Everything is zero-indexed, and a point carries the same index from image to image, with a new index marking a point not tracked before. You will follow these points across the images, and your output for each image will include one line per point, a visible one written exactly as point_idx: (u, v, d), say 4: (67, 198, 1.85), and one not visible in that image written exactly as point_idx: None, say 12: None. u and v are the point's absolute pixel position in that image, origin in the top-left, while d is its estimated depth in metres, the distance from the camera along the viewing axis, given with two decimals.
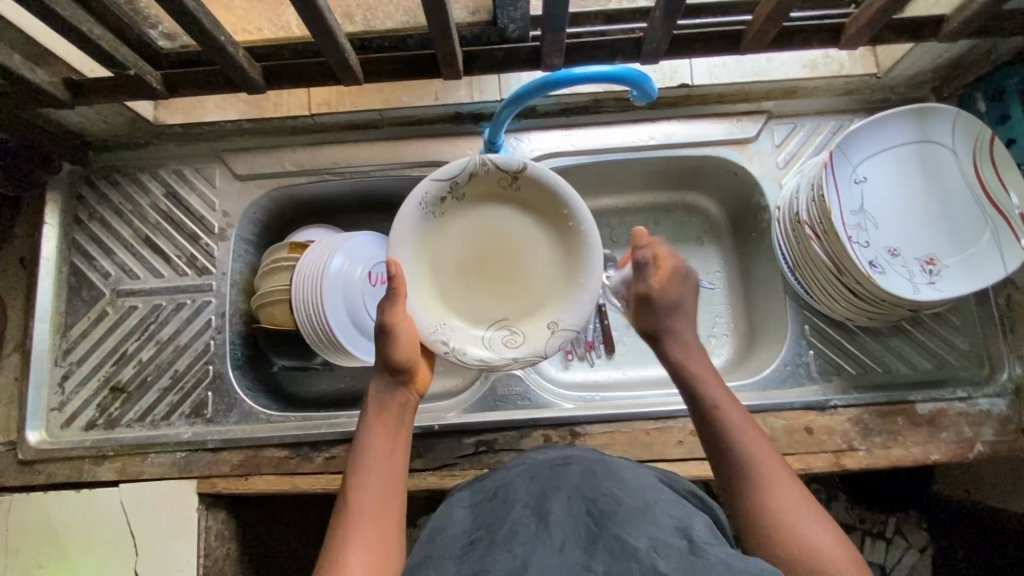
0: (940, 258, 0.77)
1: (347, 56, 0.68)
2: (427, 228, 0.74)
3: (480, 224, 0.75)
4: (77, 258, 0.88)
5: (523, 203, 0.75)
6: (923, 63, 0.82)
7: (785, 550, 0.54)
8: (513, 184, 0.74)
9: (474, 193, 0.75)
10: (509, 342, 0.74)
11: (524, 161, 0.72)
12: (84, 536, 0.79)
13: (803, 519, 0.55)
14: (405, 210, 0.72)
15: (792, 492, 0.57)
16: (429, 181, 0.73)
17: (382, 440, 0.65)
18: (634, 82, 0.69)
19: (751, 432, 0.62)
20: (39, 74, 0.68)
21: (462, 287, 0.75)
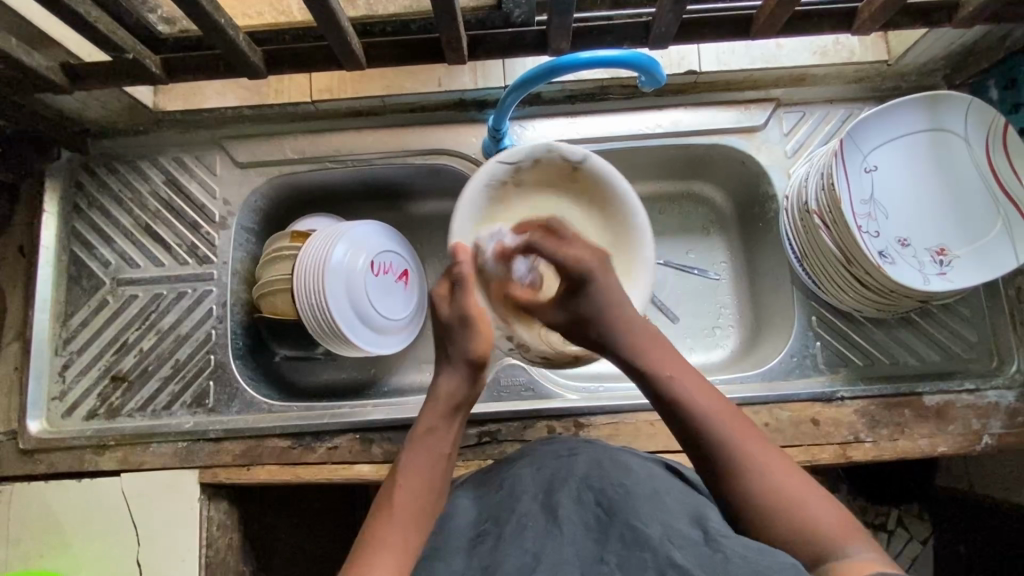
0: (950, 249, 0.76)
1: (349, 40, 0.66)
2: (487, 214, 0.76)
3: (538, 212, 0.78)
4: (77, 246, 0.88)
5: (582, 194, 0.78)
6: (935, 49, 0.81)
7: (784, 522, 0.53)
8: (573, 174, 0.77)
9: (532, 178, 0.78)
10: (569, 336, 0.76)
11: (587, 153, 0.75)
12: (86, 525, 0.78)
13: (793, 492, 0.55)
14: (468, 191, 0.74)
15: (773, 464, 0.57)
16: (495, 163, 0.74)
17: (440, 444, 0.64)
18: (642, 66, 0.68)
19: (710, 402, 0.61)
20: (36, 58, 0.67)
21: (520, 279, 0.77)
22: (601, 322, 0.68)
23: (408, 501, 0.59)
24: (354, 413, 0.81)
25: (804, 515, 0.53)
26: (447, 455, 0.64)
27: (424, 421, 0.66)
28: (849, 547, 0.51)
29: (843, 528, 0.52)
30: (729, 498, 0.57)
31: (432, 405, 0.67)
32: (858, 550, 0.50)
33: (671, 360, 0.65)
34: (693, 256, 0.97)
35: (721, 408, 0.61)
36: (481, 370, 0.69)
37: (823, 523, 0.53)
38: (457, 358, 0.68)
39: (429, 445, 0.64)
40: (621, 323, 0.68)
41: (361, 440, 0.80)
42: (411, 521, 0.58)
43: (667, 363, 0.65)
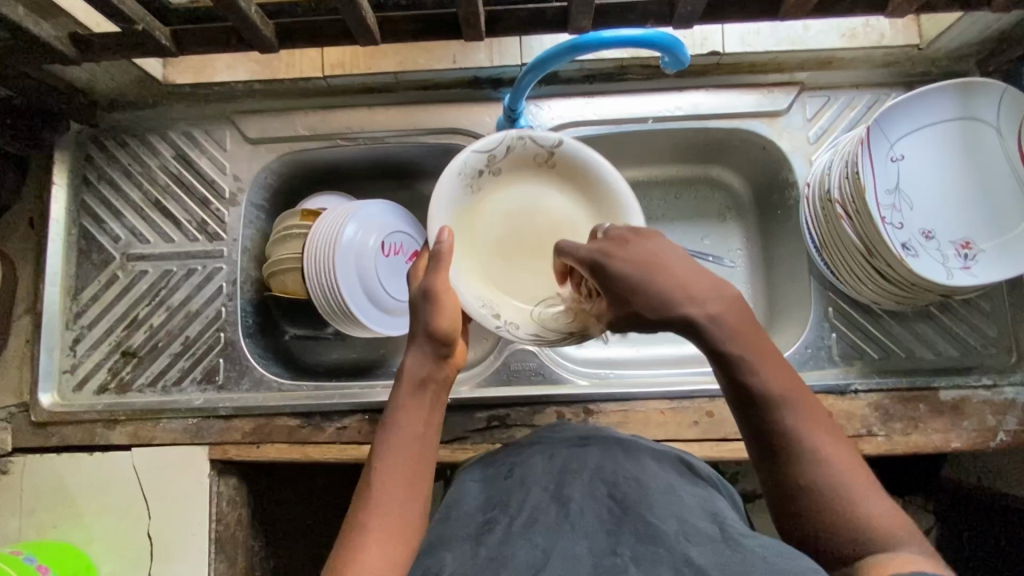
0: (976, 243, 0.74)
1: (363, 14, 0.64)
2: (463, 202, 0.72)
3: (512, 201, 0.74)
4: (87, 220, 0.87)
5: (557, 180, 0.74)
6: (970, 33, 0.78)
7: (834, 509, 0.51)
8: (549, 159, 0.73)
9: (510, 166, 0.74)
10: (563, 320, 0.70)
11: (561, 137, 0.72)
12: (99, 499, 0.79)
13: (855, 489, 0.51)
14: (444, 181, 0.70)
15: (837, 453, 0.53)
16: (467, 153, 0.71)
17: (412, 425, 0.61)
18: (666, 47, 0.66)
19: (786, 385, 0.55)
20: (44, 28, 0.65)
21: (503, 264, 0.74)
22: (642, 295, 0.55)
23: (380, 490, 0.58)
24: (362, 394, 0.81)
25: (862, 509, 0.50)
26: (422, 432, 0.62)
27: (394, 402, 0.63)
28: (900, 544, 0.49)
29: (899, 524, 0.50)
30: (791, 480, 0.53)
31: (399, 386, 0.64)
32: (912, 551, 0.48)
33: (759, 343, 0.56)
34: (709, 242, 0.96)
35: (797, 393, 0.55)
36: (449, 345, 0.64)
37: (882, 521, 0.50)
38: (421, 334, 0.64)
39: (399, 427, 0.61)
40: (684, 298, 0.55)
41: (369, 421, 0.80)
42: (390, 512, 0.56)
43: (750, 342, 0.55)
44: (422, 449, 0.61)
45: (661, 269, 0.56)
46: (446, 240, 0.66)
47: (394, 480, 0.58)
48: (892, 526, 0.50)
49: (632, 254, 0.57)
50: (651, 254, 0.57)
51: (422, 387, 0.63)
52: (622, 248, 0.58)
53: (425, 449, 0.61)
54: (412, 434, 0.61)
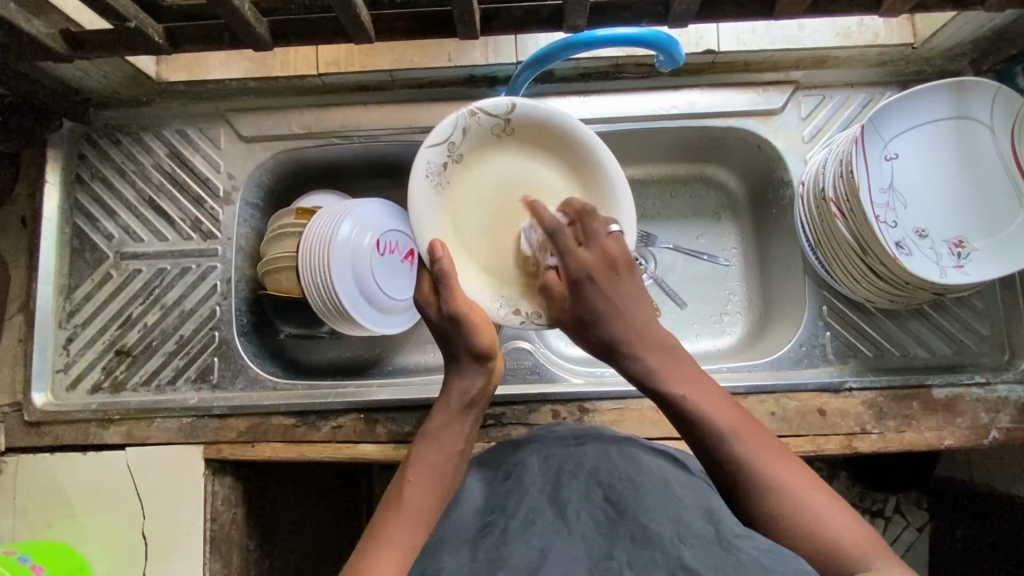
0: (969, 241, 0.74)
1: (357, 12, 0.64)
2: (436, 204, 0.68)
3: (485, 181, 0.70)
4: (80, 219, 0.87)
5: (522, 143, 0.70)
6: (964, 32, 0.78)
7: (795, 525, 0.53)
8: (508, 126, 0.69)
9: (470, 149, 0.69)
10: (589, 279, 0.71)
11: (512, 100, 0.68)
12: (93, 498, 0.79)
13: (814, 508, 0.53)
14: (414, 190, 0.67)
15: (787, 468, 0.56)
16: (425, 152, 0.67)
17: (453, 439, 0.64)
18: (661, 45, 0.68)
19: (725, 411, 0.60)
20: (35, 25, 0.65)
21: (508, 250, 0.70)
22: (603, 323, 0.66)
23: (416, 493, 0.59)
24: (358, 393, 0.81)
25: (827, 525, 0.52)
26: (461, 450, 0.64)
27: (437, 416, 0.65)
28: (877, 563, 0.49)
29: (868, 545, 0.51)
30: (754, 509, 0.55)
31: (446, 401, 0.66)
32: (882, 564, 0.49)
33: (694, 378, 0.63)
34: (704, 241, 0.96)
35: (743, 426, 0.59)
36: (491, 360, 0.66)
37: (848, 542, 0.51)
38: (464, 354, 0.66)
39: (442, 439, 0.63)
40: (630, 341, 0.65)
41: (364, 420, 0.80)
42: (419, 514, 0.57)
43: (687, 385, 0.63)
44: (458, 463, 0.63)
45: (612, 298, 0.66)
46: (442, 254, 0.65)
47: (430, 489, 0.59)
48: (857, 539, 0.51)
49: (608, 284, 0.66)
50: (625, 295, 0.66)
51: (467, 407, 0.66)
52: (614, 281, 0.66)
53: (460, 464, 0.63)
54: (452, 451, 0.63)
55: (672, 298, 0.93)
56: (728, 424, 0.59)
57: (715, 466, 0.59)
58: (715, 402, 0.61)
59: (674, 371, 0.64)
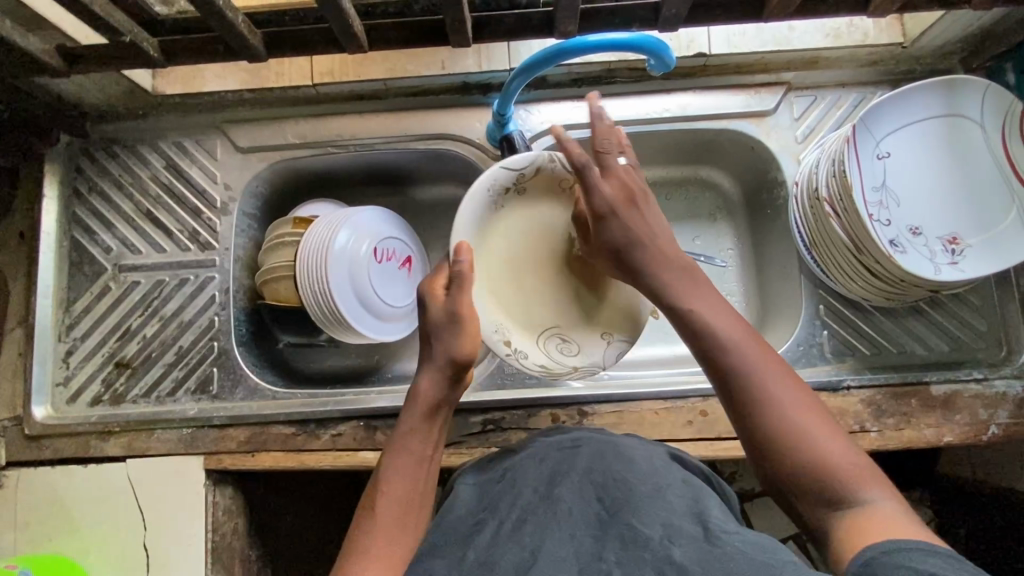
0: (963, 238, 0.75)
1: (350, 22, 0.64)
2: (485, 221, 0.73)
3: (525, 226, 0.75)
4: (78, 232, 0.87)
5: (569, 207, 0.75)
6: (953, 31, 0.78)
7: (798, 454, 0.52)
8: (570, 187, 0.74)
9: (535, 190, 0.74)
10: (566, 350, 0.73)
11: (553, 156, 0.73)
12: (94, 510, 0.79)
13: (809, 428, 0.53)
14: (472, 195, 0.71)
15: (789, 391, 0.55)
16: (498, 169, 0.72)
17: (420, 449, 0.63)
18: (651, 50, 0.67)
19: (734, 328, 0.58)
20: (31, 41, 0.65)
21: (516, 290, 0.74)
22: (628, 249, 0.64)
23: (390, 510, 0.59)
24: (358, 400, 0.81)
25: (827, 456, 0.52)
26: (429, 456, 0.64)
27: (405, 422, 0.65)
28: (868, 492, 0.50)
29: (859, 471, 0.51)
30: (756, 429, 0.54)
31: (411, 407, 0.65)
32: (875, 496, 0.49)
33: (698, 292, 0.61)
34: (700, 242, 0.96)
35: (749, 341, 0.57)
36: (463, 370, 0.66)
37: (843, 466, 0.51)
38: (438, 360, 0.65)
39: (410, 449, 0.63)
40: (647, 248, 0.64)
41: (364, 427, 0.80)
42: (391, 530, 0.58)
43: (694, 297, 0.61)
44: (425, 472, 0.63)
45: (632, 217, 0.65)
46: (463, 258, 0.66)
47: (405, 505, 0.60)
48: (856, 471, 0.51)
49: (628, 216, 0.65)
50: (641, 220, 0.65)
51: (432, 413, 0.65)
52: (633, 213, 0.65)
53: (428, 474, 0.63)
54: (420, 463, 0.63)
55: None
56: (734, 336, 0.57)
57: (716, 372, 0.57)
58: (720, 315, 0.59)
59: (681, 287, 0.62)
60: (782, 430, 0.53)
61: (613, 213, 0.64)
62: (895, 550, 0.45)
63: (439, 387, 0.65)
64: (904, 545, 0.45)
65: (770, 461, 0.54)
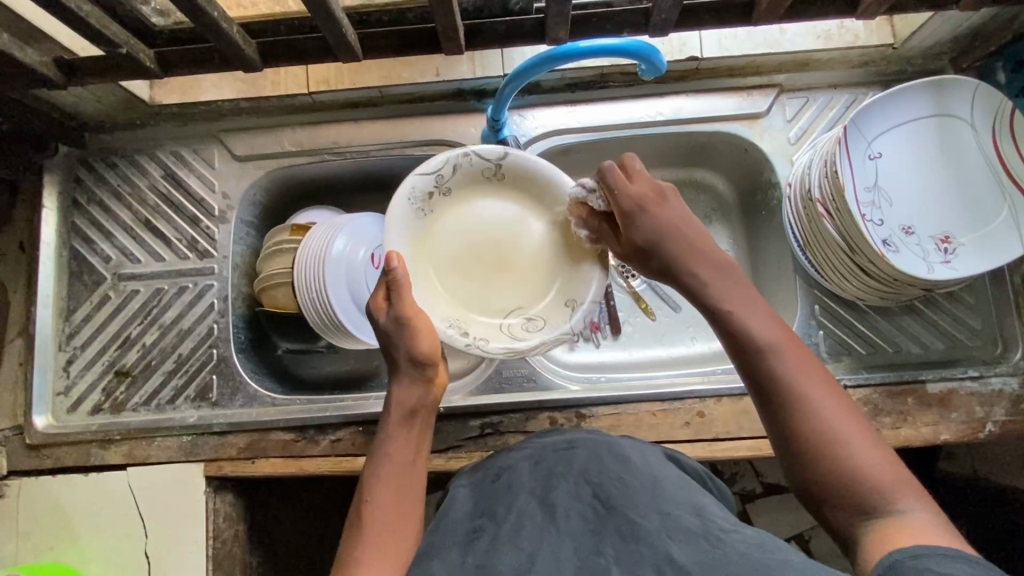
0: (955, 237, 0.75)
1: (344, 31, 0.65)
2: (416, 226, 0.74)
3: (469, 218, 0.75)
4: (77, 242, 0.88)
5: (510, 191, 0.75)
6: (942, 31, 0.79)
7: (833, 461, 0.52)
8: (496, 173, 0.75)
9: (459, 186, 0.75)
10: (530, 326, 0.73)
11: (504, 150, 0.73)
12: (95, 519, 0.79)
13: (844, 431, 0.53)
14: (393, 206, 0.72)
15: (828, 398, 0.54)
16: (415, 176, 0.72)
17: (403, 453, 0.64)
18: (643, 55, 0.67)
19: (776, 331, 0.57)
20: (29, 54, 0.66)
21: (467, 281, 0.75)
22: (662, 248, 0.64)
23: (376, 513, 0.59)
24: (357, 406, 0.82)
25: (861, 464, 0.51)
26: (412, 458, 0.64)
27: (385, 428, 0.65)
28: (904, 503, 0.49)
29: (897, 481, 0.50)
30: (792, 433, 0.54)
31: (388, 413, 0.66)
32: (911, 507, 0.49)
33: (741, 295, 0.60)
34: None
35: (787, 341, 0.57)
36: (431, 367, 0.66)
37: (881, 474, 0.51)
38: (407, 361, 0.66)
39: (392, 454, 0.64)
40: (690, 250, 0.63)
41: (363, 432, 0.81)
42: (383, 533, 0.58)
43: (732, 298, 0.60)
44: (411, 473, 0.64)
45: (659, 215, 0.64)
46: (397, 266, 0.66)
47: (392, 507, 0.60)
48: (891, 478, 0.51)
49: (661, 208, 0.65)
50: (674, 218, 0.64)
51: (409, 415, 0.66)
52: (667, 206, 0.65)
53: (415, 474, 0.64)
54: (398, 467, 0.63)
55: (667, 303, 0.94)
56: (771, 337, 0.56)
57: (753, 376, 0.57)
58: (760, 318, 0.58)
59: (723, 288, 0.61)
60: (817, 433, 0.53)
61: (642, 208, 0.64)
62: (916, 555, 0.45)
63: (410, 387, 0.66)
64: (920, 553, 0.45)
65: (807, 467, 0.53)
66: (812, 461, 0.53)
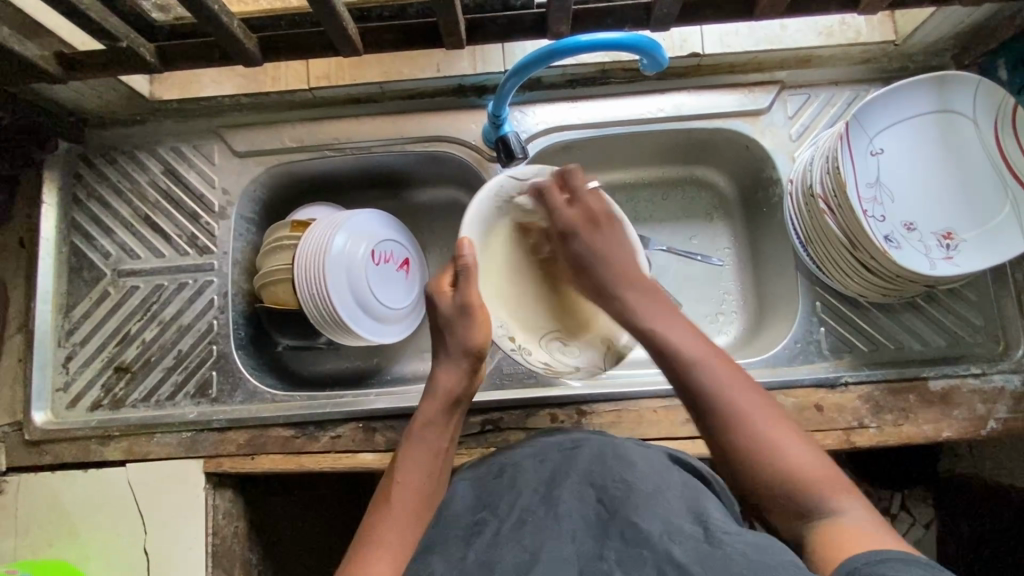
0: (958, 233, 0.75)
1: (345, 25, 0.65)
2: (494, 224, 0.75)
3: (533, 234, 0.77)
4: (77, 238, 0.87)
5: (577, 226, 0.77)
6: (944, 27, 0.79)
7: (771, 466, 0.56)
8: (576, 202, 0.75)
9: (540, 201, 0.76)
10: (568, 347, 0.76)
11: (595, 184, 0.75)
12: (94, 515, 0.79)
13: (776, 439, 0.57)
14: (478, 202, 0.72)
15: (761, 408, 0.59)
16: (505, 177, 0.74)
17: (436, 440, 0.66)
18: (644, 49, 0.67)
19: (707, 355, 0.62)
20: (29, 48, 0.66)
21: (518, 291, 0.77)
22: (601, 264, 0.71)
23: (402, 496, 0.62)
24: (356, 402, 0.81)
25: (796, 466, 0.56)
26: (444, 448, 0.67)
27: (422, 414, 0.68)
28: (839, 502, 0.54)
29: (829, 480, 0.55)
30: (726, 437, 0.59)
31: (430, 400, 0.68)
32: (846, 506, 0.53)
33: (668, 319, 0.66)
34: (697, 241, 0.97)
35: (720, 363, 0.62)
36: (479, 361, 0.69)
37: (818, 475, 0.55)
38: (458, 352, 0.69)
39: (427, 437, 0.66)
40: (618, 277, 0.70)
41: (363, 428, 0.80)
42: (407, 513, 0.61)
43: (660, 322, 0.66)
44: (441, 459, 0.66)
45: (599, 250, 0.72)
46: (468, 253, 0.69)
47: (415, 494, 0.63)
48: (826, 480, 0.55)
49: (592, 236, 0.72)
50: (606, 244, 0.72)
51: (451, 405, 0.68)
52: (596, 234, 0.72)
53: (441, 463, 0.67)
54: (428, 456, 0.65)
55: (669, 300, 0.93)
56: (698, 353, 0.62)
57: (687, 394, 0.62)
58: (691, 341, 0.64)
59: (647, 317, 0.67)
60: (748, 442, 0.58)
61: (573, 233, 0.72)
62: (875, 561, 0.46)
63: (456, 378, 0.69)
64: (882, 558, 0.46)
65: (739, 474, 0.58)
66: (752, 473, 0.57)
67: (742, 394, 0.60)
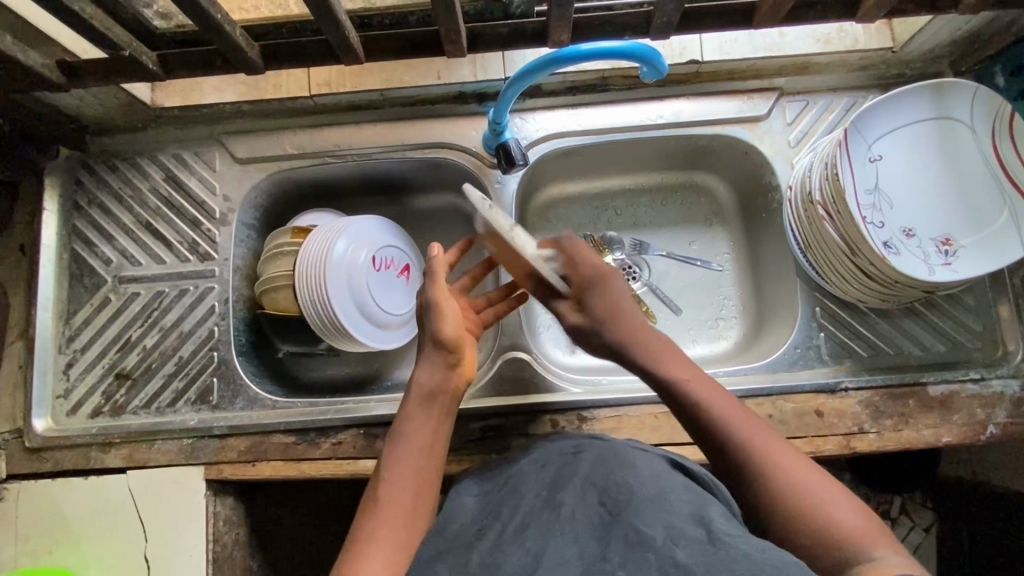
0: (956, 239, 0.76)
1: (347, 34, 0.65)
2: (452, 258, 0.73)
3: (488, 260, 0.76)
4: (78, 244, 0.87)
5: None
6: (941, 35, 0.79)
7: (803, 518, 0.54)
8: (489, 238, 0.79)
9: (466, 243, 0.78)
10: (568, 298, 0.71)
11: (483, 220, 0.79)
12: (95, 522, 0.79)
13: (809, 488, 0.55)
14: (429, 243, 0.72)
15: (804, 472, 0.57)
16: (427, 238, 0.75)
17: (421, 434, 0.65)
18: (643, 58, 0.67)
19: (739, 416, 0.61)
20: (32, 56, 0.66)
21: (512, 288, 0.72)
22: (607, 322, 0.70)
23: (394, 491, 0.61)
24: (358, 409, 0.81)
25: (831, 518, 0.53)
26: (432, 442, 0.65)
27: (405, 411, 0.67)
28: (877, 549, 0.50)
29: (868, 532, 0.52)
30: (756, 489, 0.57)
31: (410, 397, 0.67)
32: (884, 554, 0.49)
33: (698, 376, 0.65)
34: (697, 247, 0.97)
35: (750, 426, 0.61)
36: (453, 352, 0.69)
37: (851, 529, 0.52)
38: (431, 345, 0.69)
39: (414, 435, 0.65)
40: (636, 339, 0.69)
41: (364, 435, 0.81)
42: (398, 510, 0.60)
43: (692, 377, 0.65)
44: (432, 455, 0.65)
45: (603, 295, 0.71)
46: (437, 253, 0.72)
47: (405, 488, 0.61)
48: (862, 532, 0.52)
49: (601, 290, 0.71)
50: (617, 300, 0.71)
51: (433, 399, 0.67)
52: (603, 287, 0.71)
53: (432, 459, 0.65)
54: (414, 450, 0.64)
55: (667, 305, 0.94)
56: (727, 413, 0.62)
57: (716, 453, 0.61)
58: (725, 401, 0.63)
59: (679, 372, 0.66)
60: (779, 488, 0.56)
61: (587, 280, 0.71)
62: None
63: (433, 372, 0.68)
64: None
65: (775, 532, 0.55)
66: (789, 533, 0.54)
67: (774, 449, 0.59)
